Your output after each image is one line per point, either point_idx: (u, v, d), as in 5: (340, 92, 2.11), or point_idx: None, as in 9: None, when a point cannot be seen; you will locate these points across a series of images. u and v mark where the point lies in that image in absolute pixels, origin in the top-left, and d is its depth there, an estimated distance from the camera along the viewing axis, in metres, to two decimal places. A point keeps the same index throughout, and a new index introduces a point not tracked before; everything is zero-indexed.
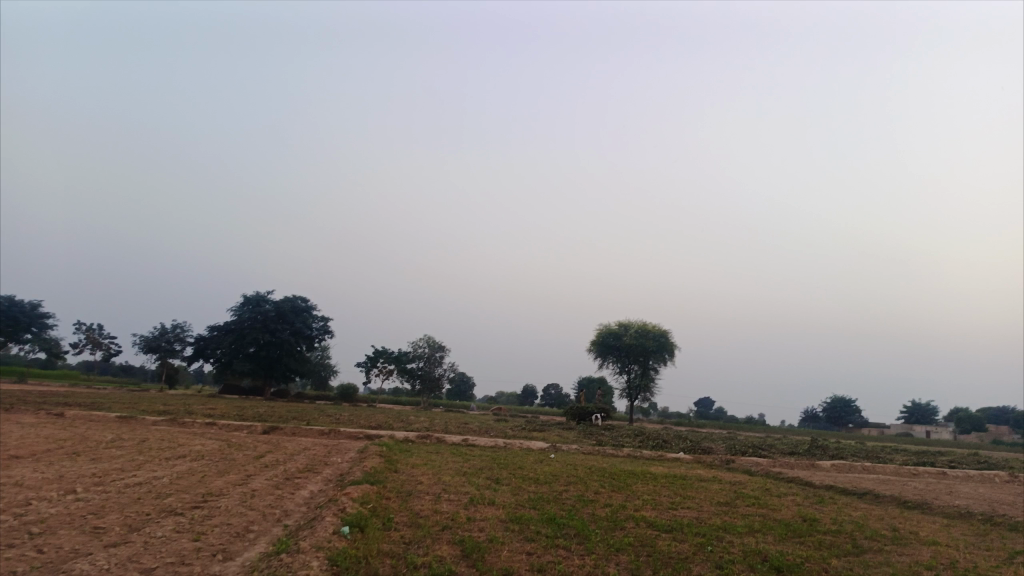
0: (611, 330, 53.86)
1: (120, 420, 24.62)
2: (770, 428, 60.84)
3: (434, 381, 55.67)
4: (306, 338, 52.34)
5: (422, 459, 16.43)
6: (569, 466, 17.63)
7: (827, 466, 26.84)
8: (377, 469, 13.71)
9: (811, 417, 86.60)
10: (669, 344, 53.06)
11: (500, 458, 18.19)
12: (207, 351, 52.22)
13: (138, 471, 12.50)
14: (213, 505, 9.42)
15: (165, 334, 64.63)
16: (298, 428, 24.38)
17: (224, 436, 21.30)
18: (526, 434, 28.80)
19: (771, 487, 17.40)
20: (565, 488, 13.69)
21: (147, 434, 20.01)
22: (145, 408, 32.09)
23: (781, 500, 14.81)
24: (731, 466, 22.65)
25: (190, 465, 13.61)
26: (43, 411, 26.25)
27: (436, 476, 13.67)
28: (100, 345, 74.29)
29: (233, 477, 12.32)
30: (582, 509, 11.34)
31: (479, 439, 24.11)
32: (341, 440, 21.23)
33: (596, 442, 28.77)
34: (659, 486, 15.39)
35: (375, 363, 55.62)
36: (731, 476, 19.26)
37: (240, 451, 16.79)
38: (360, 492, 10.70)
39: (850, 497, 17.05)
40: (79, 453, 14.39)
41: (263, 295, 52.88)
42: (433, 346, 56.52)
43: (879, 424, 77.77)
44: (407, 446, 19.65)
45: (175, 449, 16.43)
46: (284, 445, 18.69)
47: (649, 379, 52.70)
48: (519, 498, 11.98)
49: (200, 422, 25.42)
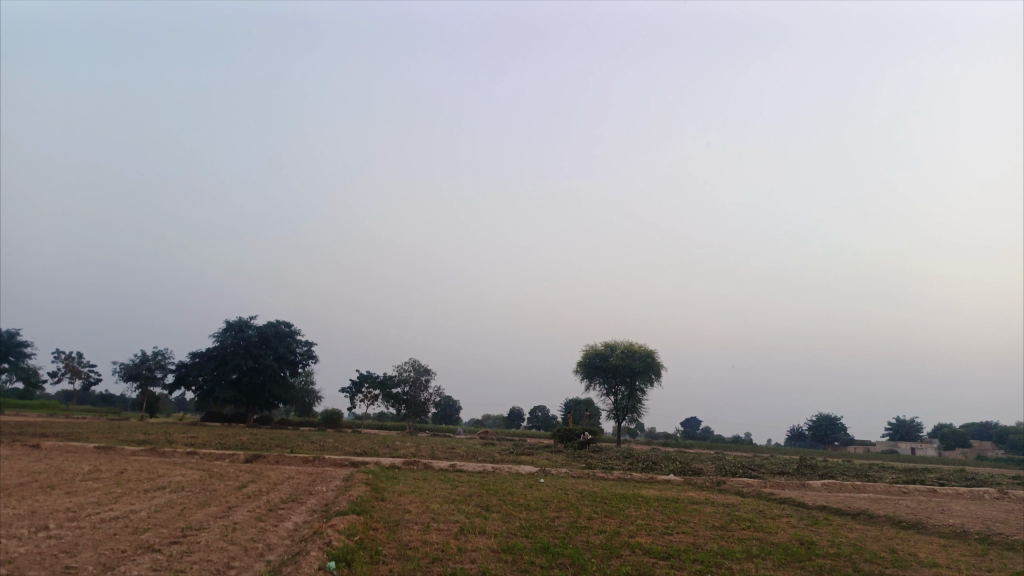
0: (598, 351, 53.73)
1: (98, 451, 24.02)
2: (758, 448, 60.70)
3: (420, 406, 55.15)
4: (289, 363, 51.75)
5: (410, 486, 16.07)
6: (559, 490, 17.35)
7: (818, 486, 26.67)
8: (363, 498, 13.34)
9: (797, 436, 86.53)
10: (655, 364, 52.95)
11: (489, 483, 17.86)
12: (188, 377, 51.38)
13: (116, 504, 12.06)
14: (193, 540, 9.03)
15: (145, 362, 63.62)
16: (282, 456, 23.92)
17: (206, 466, 20.79)
18: (514, 458, 28.44)
19: (764, 508, 17.18)
20: (557, 514, 13.39)
21: (126, 465, 19.45)
22: (125, 438, 31.39)
23: (776, 523, 14.58)
24: (722, 487, 22.42)
25: (169, 498, 13.17)
26: (18, 442, 25.56)
27: (424, 505, 13.32)
28: (79, 373, 73.02)
29: (214, 509, 11.91)
30: (575, 536, 11.06)
31: (466, 464, 23.73)
32: (327, 468, 20.79)
33: (585, 465, 28.45)
34: (651, 510, 15.13)
35: (360, 388, 55.02)
36: (723, 498, 19.01)
37: (221, 481, 16.33)
38: (346, 524, 10.36)
39: (843, 517, 16.87)
40: (54, 486, 13.92)
41: (246, 320, 52.26)
42: (418, 369, 56.06)
43: (865, 442, 77.91)
44: (394, 473, 19.26)
45: (154, 480, 15.94)
46: (267, 475, 18.24)
47: (636, 400, 52.49)
48: (510, 526, 11.68)
49: (181, 452, 24.83)
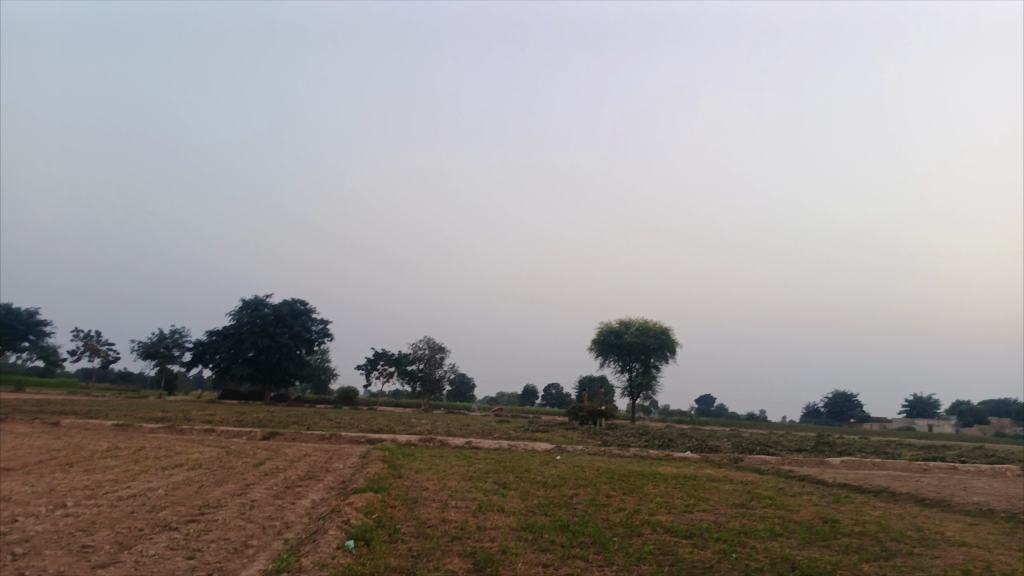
0: (612, 328, 53.47)
1: (117, 428, 24.15)
2: (774, 424, 60.43)
3: (435, 383, 55.27)
4: (305, 341, 51.94)
5: (427, 464, 15.97)
6: (576, 468, 17.19)
7: (836, 463, 26.42)
8: (380, 475, 13.26)
9: (812, 413, 86.05)
10: (670, 341, 52.65)
11: (505, 460, 17.75)
12: (205, 355, 51.69)
13: (133, 481, 12.08)
14: (210, 518, 8.97)
15: (163, 340, 64.12)
16: (298, 433, 23.98)
17: (223, 443, 20.83)
18: (530, 435, 28.35)
19: (784, 486, 16.93)
20: (576, 492, 13.25)
21: (144, 442, 19.54)
22: (143, 415, 31.58)
23: (798, 501, 14.37)
24: (739, 464, 22.22)
25: (187, 475, 13.16)
26: (38, 421, 25.73)
27: (441, 482, 13.23)
28: (98, 352, 73.80)
29: (231, 487, 11.87)
30: (595, 514, 10.94)
31: (483, 440, 23.67)
32: (343, 446, 20.78)
33: (602, 442, 28.34)
34: (670, 487, 14.96)
35: (375, 366, 55.16)
36: (742, 476, 18.78)
37: (239, 459, 16.33)
38: (364, 501, 10.26)
39: (865, 495, 16.61)
40: (72, 464, 13.94)
41: (262, 299, 52.44)
42: (433, 347, 56.10)
43: (881, 419, 77.42)
44: (410, 450, 19.21)
45: (172, 458, 15.95)
46: (284, 452, 18.23)
47: (651, 378, 52.28)
48: (529, 504, 11.55)
49: (199, 429, 24.92)
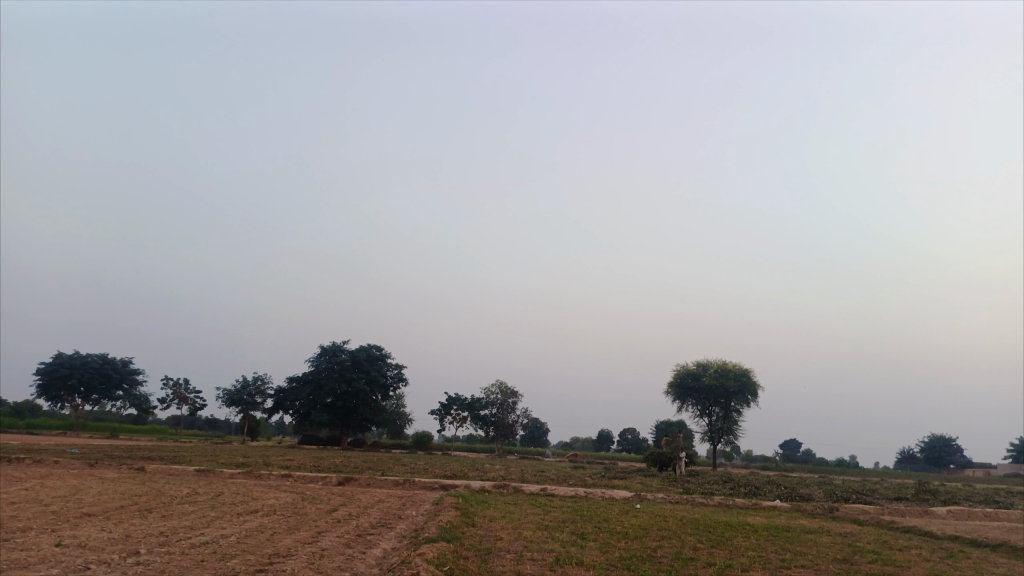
0: (690, 370, 51.78)
1: (198, 474, 24.56)
2: (867, 471, 56.96)
3: (508, 428, 54.62)
4: (381, 387, 52.35)
5: (501, 511, 15.42)
6: (658, 517, 16.27)
7: (942, 513, 24.38)
8: (454, 524, 12.79)
9: (908, 458, 81.02)
10: (751, 383, 50.59)
11: (583, 508, 17.05)
12: (286, 402, 52.69)
13: (208, 528, 11.98)
14: (279, 568, 8.67)
15: (246, 387, 65.86)
16: (372, 478, 23.85)
17: (298, 488, 20.84)
18: (608, 482, 27.42)
19: (887, 539, 15.60)
20: (659, 544, 12.45)
21: (222, 487, 19.75)
22: (224, 461, 32.18)
23: (907, 556, 13.13)
24: (835, 515, 20.72)
25: (260, 522, 13.02)
26: (125, 466, 26.43)
27: (516, 531, 12.64)
28: (186, 400, 76.47)
29: (303, 535, 11.61)
30: (682, 570, 10.15)
31: (558, 487, 22.90)
32: (417, 491, 20.47)
33: (683, 489, 27.06)
34: (762, 540, 13.93)
35: (449, 411, 55.02)
36: (839, 527, 17.45)
37: (312, 504, 16.24)
38: (436, 552, 9.80)
39: (981, 550, 15.07)
40: (151, 510, 14.04)
41: (339, 345, 53.31)
42: (506, 391, 55.59)
43: (986, 465, 72.05)
44: (484, 496, 18.73)
45: (247, 503, 15.93)
46: (358, 498, 18.09)
47: (732, 422, 50.29)
48: (609, 556, 10.86)
49: (276, 474, 25.11)
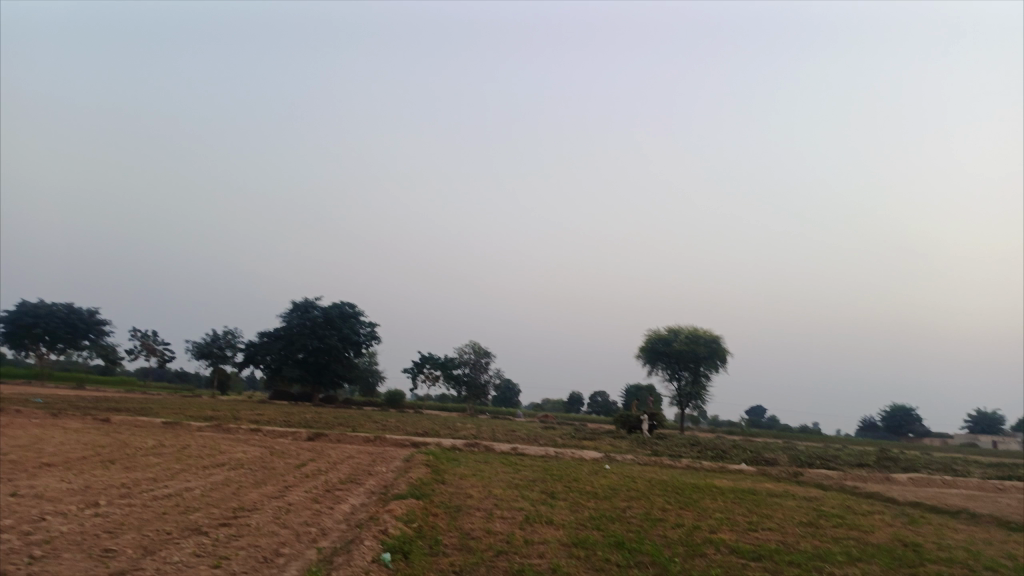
0: (661, 335, 52.21)
1: (165, 426, 24.18)
2: (830, 438, 58.15)
3: (480, 388, 54.78)
4: (354, 344, 52.05)
5: (471, 469, 15.41)
6: (626, 478, 16.39)
7: (903, 480, 24.94)
8: (423, 481, 12.69)
9: (869, 426, 82.97)
10: (721, 350, 51.11)
11: (553, 468, 17.06)
12: (256, 356, 52.19)
13: (172, 480, 11.74)
14: (243, 522, 8.46)
15: (216, 340, 65.14)
16: (342, 434, 23.67)
17: (267, 443, 20.64)
18: (577, 442, 27.56)
19: (851, 504, 15.87)
20: (628, 505, 12.47)
21: (189, 440, 19.43)
22: (193, 414, 31.85)
23: (870, 520, 13.34)
24: (799, 479, 21.06)
25: (226, 476, 12.78)
26: (90, 417, 25.98)
27: (486, 489, 12.60)
28: (155, 351, 75.53)
29: (270, 489, 11.40)
30: (651, 530, 10.16)
31: (529, 447, 22.94)
32: (387, 448, 20.41)
33: (651, 451, 27.35)
34: (729, 502, 14.04)
35: (421, 369, 54.99)
36: (804, 491, 17.72)
37: (280, 459, 16.06)
38: (405, 508, 9.66)
39: (940, 516, 15.40)
40: (114, 461, 13.74)
41: (312, 301, 52.73)
42: (479, 351, 55.65)
43: (942, 434, 74.06)
44: (455, 455, 18.69)
45: (214, 457, 15.66)
46: (327, 453, 17.94)
47: (701, 387, 50.85)
48: (579, 516, 10.84)
49: (244, 428, 24.82)
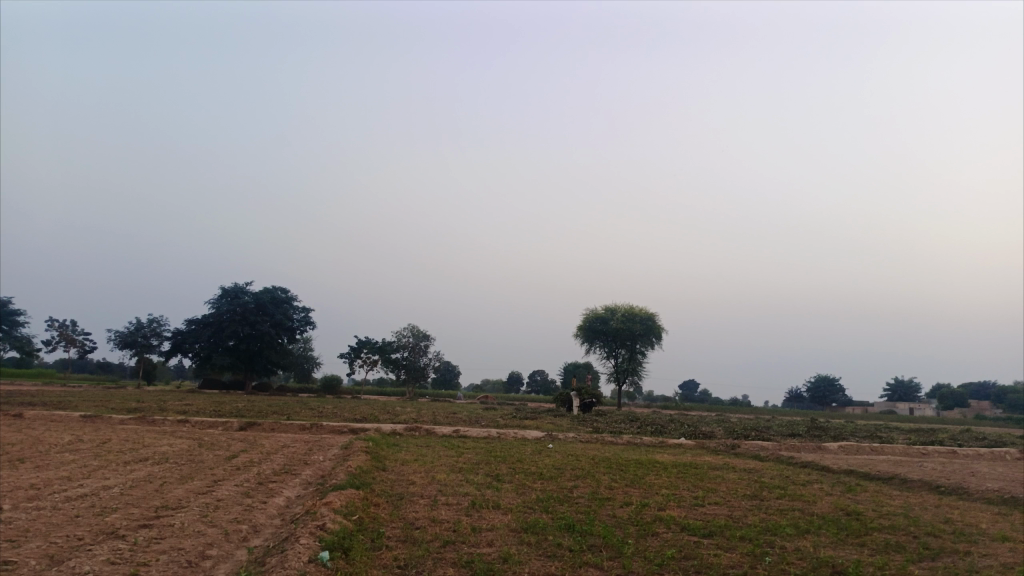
0: (598, 314, 52.50)
1: (84, 420, 22.81)
2: (761, 410, 59.85)
3: (419, 371, 54.16)
4: (287, 330, 50.57)
5: (412, 454, 14.94)
6: (570, 457, 16.21)
7: (833, 449, 25.71)
8: (363, 469, 12.15)
9: (794, 397, 86.04)
10: (656, 327, 51.80)
11: (496, 450, 16.77)
12: (185, 345, 50.20)
13: (88, 479, 10.88)
14: (166, 522, 7.79)
15: (141, 329, 62.39)
16: (277, 423, 22.77)
17: (196, 434, 19.64)
18: (519, 422, 27.42)
19: (790, 474, 16.09)
20: (575, 485, 12.24)
21: (110, 434, 18.32)
22: (115, 406, 30.27)
23: (810, 490, 13.50)
24: (737, 451, 21.39)
25: (149, 471, 11.96)
26: (1, 413, 24.31)
27: (429, 475, 12.18)
28: (74, 342, 71.92)
29: (197, 485, 10.67)
30: (600, 510, 9.93)
31: (471, 429, 22.58)
32: (324, 436, 19.72)
33: (593, 429, 27.45)
34: (673, 478, 13.98)
35: (359, 354, 53.92)
36: (743, 463, 17.94)
37: (210, 451, 15.22)
38: (343, 499, 9.14)
39: (875, 482, 15.75)
40: (24, 460, 12.69)
41: (241, 287, 50.92)
42: (417, 335, 54.86)
43: (863, 403, 77.30)
44: (395, 440, 18.18)
45: (137, 451, 14.72)
46: (261, 443, 17.18)
47: (636, 363, 51.49)
48: (526, 499, 10.53)
49: (172, 420, 23.62)
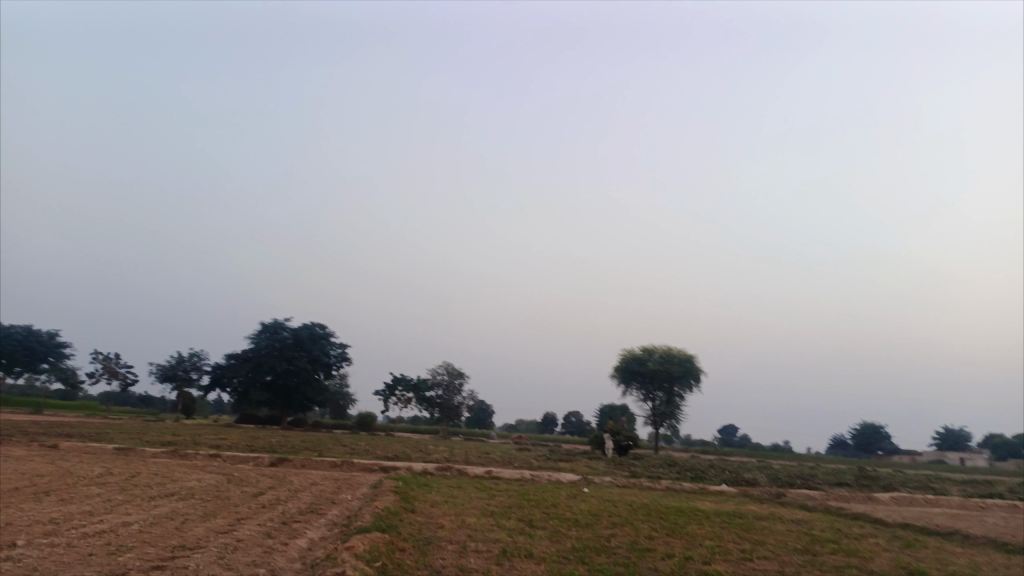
0: (635, 355, 51.48)
1: (119, 453, 22.78)
2: (805, 457, 57.75)
3: (453, 410, 53.67)
4: (324, 365, 50.62)
5: (443, 496, 14.40)
6: (607, 503, 15.48)
7: (886, 500, 24.36)
8: (390, 510, 11.66)
9: (839, 445, 83.05)
10: (695, 369, 50.54)
11: (529, 493, 16.10)
12: (223, 379, 50.63)
13: (110, 514, 10.60)
14: (180, 564, 7.40)
15: (182, 363, 63.16)
16: (309, 459, 22.45)
17: (226, 470, 19.39)
18: (553, 464, 26.68)
19: (842, 526, 15.13)
20: (613, 533, 11.58)
21: (141, 468, 18.16)
22: (151, 439, 30.31)
23: (866, 545, 12.60)
24: (783, 500, 20.33)
25: (173, 507, 11.65)
26: (38, 443, 24.41)
27: (459, 518, 11.63)
28: (117, 374, 73.09)
29: (219, 523, 10.31)
30: (640, 562, 9.30)
31: (504, 470, 21.93)
32: (355, 474, 19.28)
33: (630, 473, 26.53)
34: (717, 528, 13.20)
35: (393, 392, 53.65)
36: (791, 513, 16.99)
37: (238, 487, 14.90)
38: (366, 544, 8.66)
39: (935, 538, 14.69)
40: (50, 493, 12.49)
41: (280, 322, 51.32)
42: (452, 373, 54.54)
43: (911, 452, 74.21)
44: (426, 480, 17.66)
45: (163, 486, 14.45)
46: (289, 480, 16.82)
47: (675, 407, 50.20)
48: (561, 547, 9.93)
49: (203, 454, 23.47)
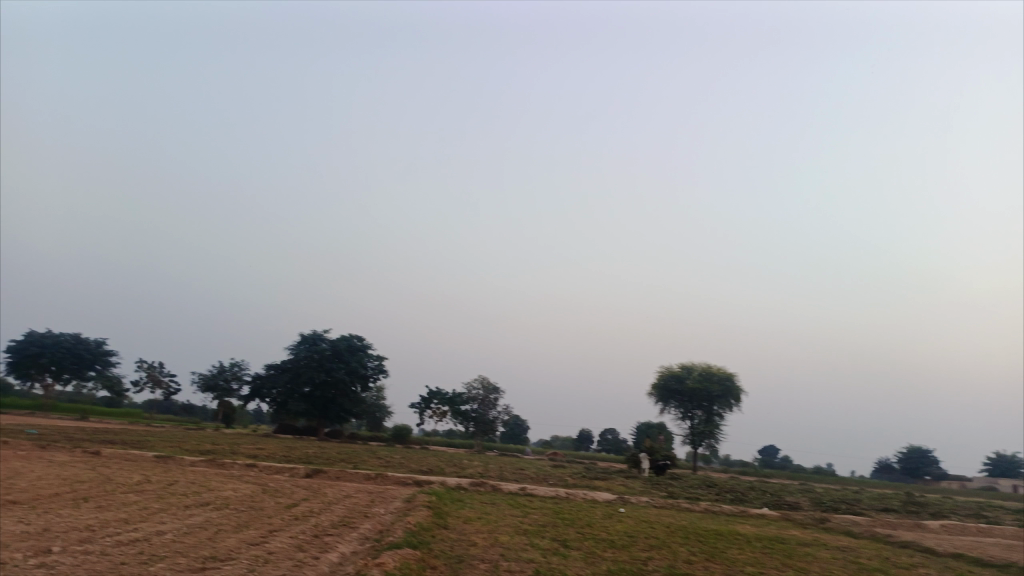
0: (673, 372, 50.73)
1: (158, 461, 23.09)
2: (849, 480, 56.12)
3: (489, 425, 53.41)
4: (361, 377, 50.90)
5: (476, 512, 14.20)
6: (644, 523, 15.10)
7: (935, 528, 23.43)
8: (423, 526, 11.49)
9: (885, 468, 80.58)
10: (735, 388, 49.53)
11: (564, 511, 15.81)
12: (263, 389, 51.25)
13: (144, 522, 10.64)
14: None
15: (223, 372, 64.13)
16: (344, 471, 22.46)
17: (262, 480, 19.50)
18: (589, 482, 26.29)
19: (889, 555, 14.53)
20: (649, 556, 11.24)
21: (179, 476, 18.34)
22: (190, 448, 30.75)
23: None
24: (827, 526, 19.64)
25: (206, 517, 11.66)
26: (82, 450, 24.89)
27: (492, 536, 11.41)
28: (161, 383, 74.58)
29: (251, 535, 10.26)
30: None
31: (539, 487, 21.64)
32: (388, 488, 19.22)
33: (668, 493, 26.00)
34: (759, 553, 12.75)
35: (429, 405, 53.64)
36: (835, 539, 16.40)
37: (272, 498, 14.89)
38: (396, 560, 8.51)
39: (990, 570, 14.00)
40: (89, 499, 12.63)
41: (320, 333, 51.82)
42: (488, 387, 54.34)
43: (961, 477, 71.65)
44: (459, 495, 17.47)
45: (199, 495, 14.53)
46: (323, 492, 16.78)
47: (714, 426, 49.27)
48: (595, 569, 9.66)
49: (239, 463, 23.66)
